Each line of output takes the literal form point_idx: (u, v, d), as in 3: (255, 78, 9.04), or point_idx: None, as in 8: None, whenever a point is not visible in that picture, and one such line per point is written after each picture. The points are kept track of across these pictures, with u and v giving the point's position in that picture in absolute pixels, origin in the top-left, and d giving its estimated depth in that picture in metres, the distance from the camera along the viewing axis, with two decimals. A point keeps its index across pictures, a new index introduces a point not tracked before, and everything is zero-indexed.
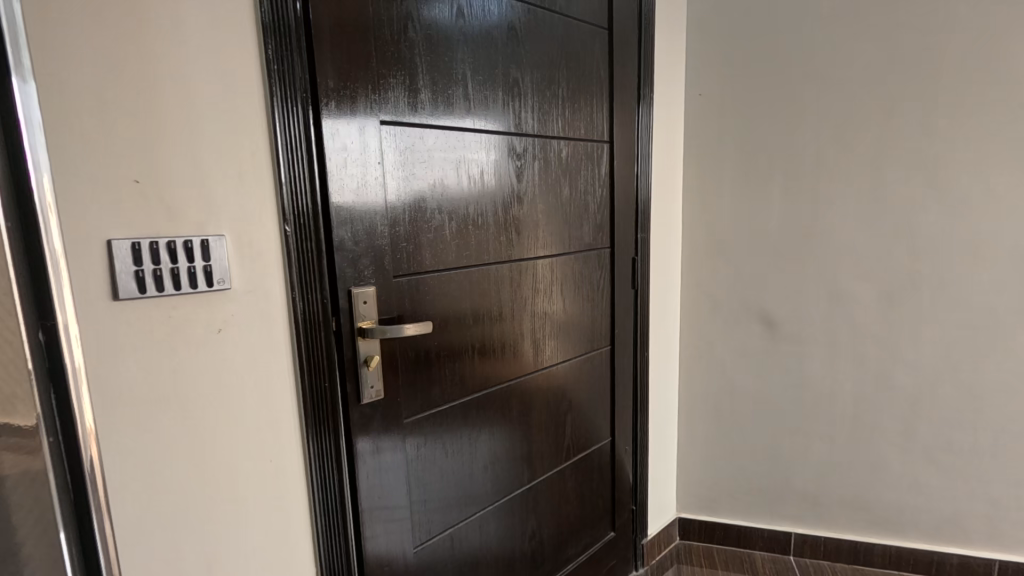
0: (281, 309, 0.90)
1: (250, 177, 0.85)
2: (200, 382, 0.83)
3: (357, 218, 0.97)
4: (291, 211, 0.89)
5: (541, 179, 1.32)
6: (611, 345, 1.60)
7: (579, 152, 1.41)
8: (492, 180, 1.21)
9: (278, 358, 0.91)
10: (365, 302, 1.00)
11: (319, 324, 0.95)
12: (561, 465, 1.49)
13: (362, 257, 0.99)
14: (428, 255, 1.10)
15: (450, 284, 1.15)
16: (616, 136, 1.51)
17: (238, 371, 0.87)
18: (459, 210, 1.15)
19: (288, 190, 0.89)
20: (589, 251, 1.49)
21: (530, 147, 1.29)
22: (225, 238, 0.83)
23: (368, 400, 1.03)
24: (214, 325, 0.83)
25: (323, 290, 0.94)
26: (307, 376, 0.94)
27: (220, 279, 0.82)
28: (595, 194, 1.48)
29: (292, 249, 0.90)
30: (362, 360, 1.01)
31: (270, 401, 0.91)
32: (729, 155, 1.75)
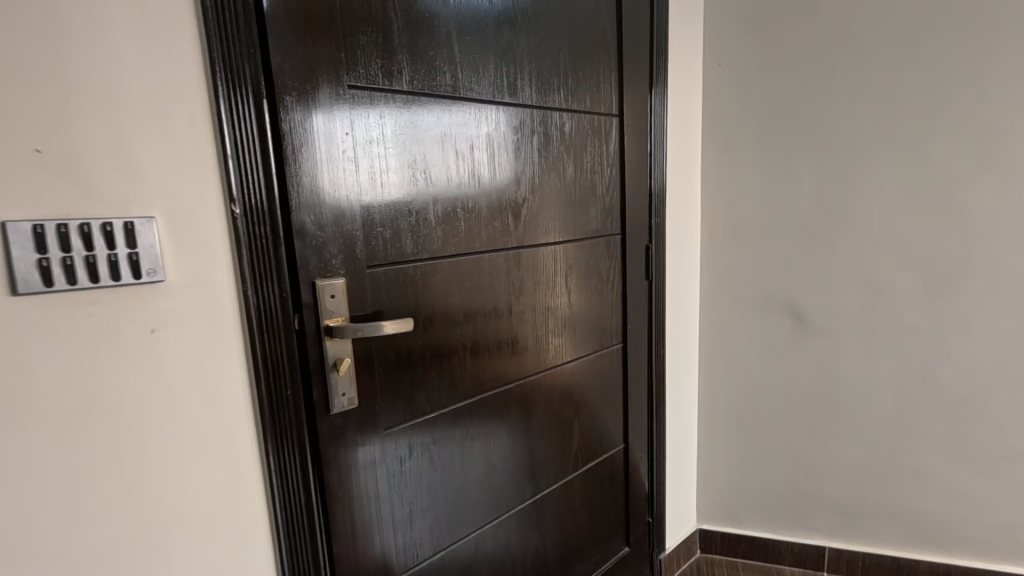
0: (231, 307, 0.78)
1: (188, 150, 0.72)
2: (133, 391, 0.70)
3: (325, 199, 0.84)
4: (239, 192, 0.76)
5: (540, 156, 1.17)
6: (622, 343, 1.45)
7: (585, 127, 1.26)
8: (483, 160, 1.06)
9: (229, 363, 0.79)
10: (333, 297, 0.86)
11: (278, 322, 0.81)
12: (568, 476, 1.35)
13: (330, 244, 0.85)
14: (410, 244, 0.97)
15: (434, 276, 1.01)
16: (627, 111, 1.35)
17: (178, 379, 0.74)
18: (445, 191, 1.01)
19: (235, 165, 0.76)
20: (597, 239, 1.34)
21: (528, 121, 1.13)
22: (156, 221, 0.70)
23: (338, 410, 0.89)
24: (145, 324, 0.70)
25: (281, 283, 0.81)
26: (264, 382, 0.81)
27: (150, 270, 0.70)
28: (604, 174, 1.32)
29: (241, 234, 0.77)
30: (331, 364, 0.87)
31: (220, 412, 0.78)
32: (752, 133, 1.58)
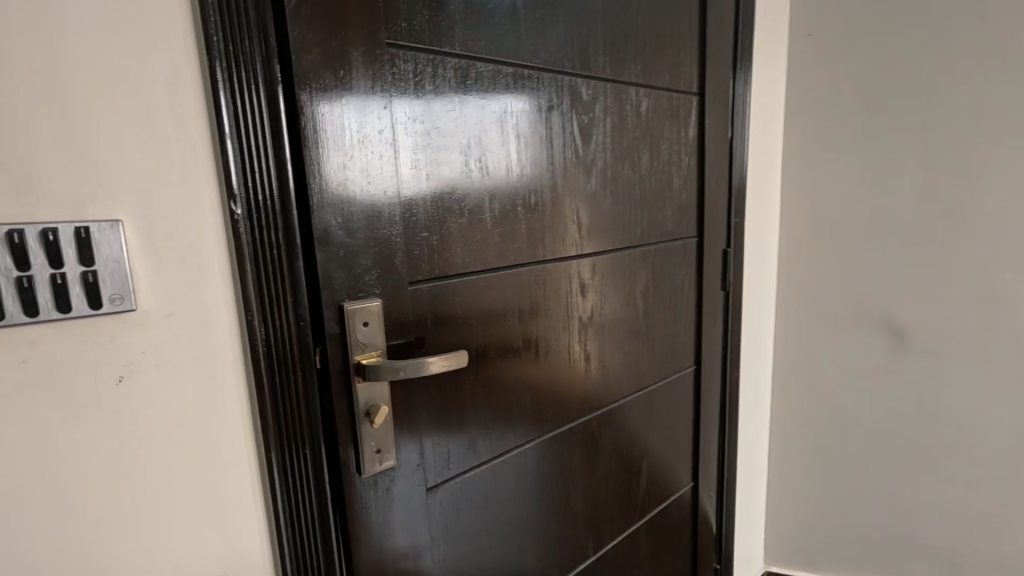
0: (231, 342, 0.57)
1: (170, 125, 0.51)
2: (95, 463, 0.51)
3: (356, 195, 0.63)
4: (242, 184, 0.55)
5: (613, 142, 0.94)
6: (695, 365, 1.23)
7: (662, 106, 1.03)
8: (549, 146, 0.85)
9: (230, 415, 0.59)
10: (365, 325, 0.65)
11: (294, 361, 0.61)
12: (634, 525, 1.14)
13: (362, 256, 0.64)
14: (462, 252, 0.75)
15: (490, 293, 0.80)
16: (708, 89, 1.12)
17: (159, 442, 0.54)
18: (504, 184, 0.79)
19: (236, 147, 0.55)
20: (672, 243, 1.11)
21: (601, 98, 0.91)
22: (124, 227, 0.49)
23: (371, 471, 0.68)
24: (111, 370, 0.50)
25: (298, 308, 0.60)
26: (275, 439, 0.61)
27: (116, 297, 0.49)
28: (681, 164, 1.09)
29: (244, 243, 0.56)
30: (362, 413, 0.67)
31: (217, 481, 0.59)
32: (846, 118, 1.34)
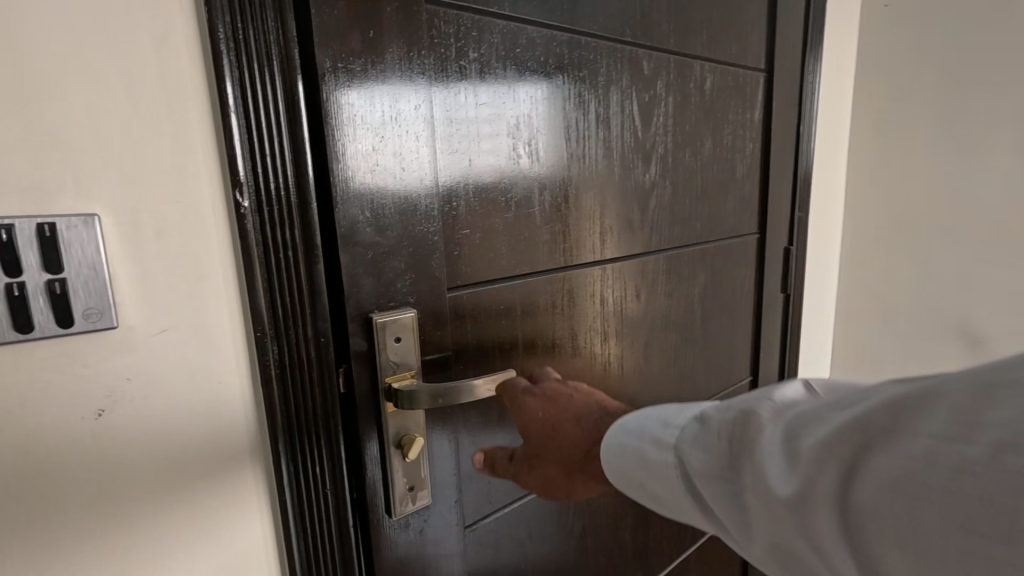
0: (238, 363, 0.47)
1: (159, 95, 0.41)
2: (74, 516, 0.41)
3: (388, 184, 0.53)
4: (250, 169, 0.45)
5: (675, 125, 0.82)
6: (752, 377, 1.11)
7: (727, 84, 0.90)
8: (607, 128, 0.73)
9: (237, 452, 0.48)
10: (398, 341, 0.55)
11: (313, 385, 0.51)
12: (685, 553, 1.03)
13: (393, 257, 0.54)
14: (507, 252, 0.64)
15: (538, 298, 0.69)
16: (777, 66, 0.99)
17: (151, 487, 0.44)
18: (555, 173, 0.68)
19: (242, 123, 0.44)
20: (733, 240, 0.98)
21: (663, 73, 0.79)
22: (102, 223, 0.39)
23: (403, 512, 0.58)
24: (90, 404, 0.41)
25: (318, 320, 0.50)
26: (291, 480, 0.51)
27: (92, 312, 0.39)
28: (745, 151, 0.97)
29: (254, 244, 0.46)
30: (392, 444, 0.56)
31: (223, 531, 0.48)
32: (925, 99, 1.18)
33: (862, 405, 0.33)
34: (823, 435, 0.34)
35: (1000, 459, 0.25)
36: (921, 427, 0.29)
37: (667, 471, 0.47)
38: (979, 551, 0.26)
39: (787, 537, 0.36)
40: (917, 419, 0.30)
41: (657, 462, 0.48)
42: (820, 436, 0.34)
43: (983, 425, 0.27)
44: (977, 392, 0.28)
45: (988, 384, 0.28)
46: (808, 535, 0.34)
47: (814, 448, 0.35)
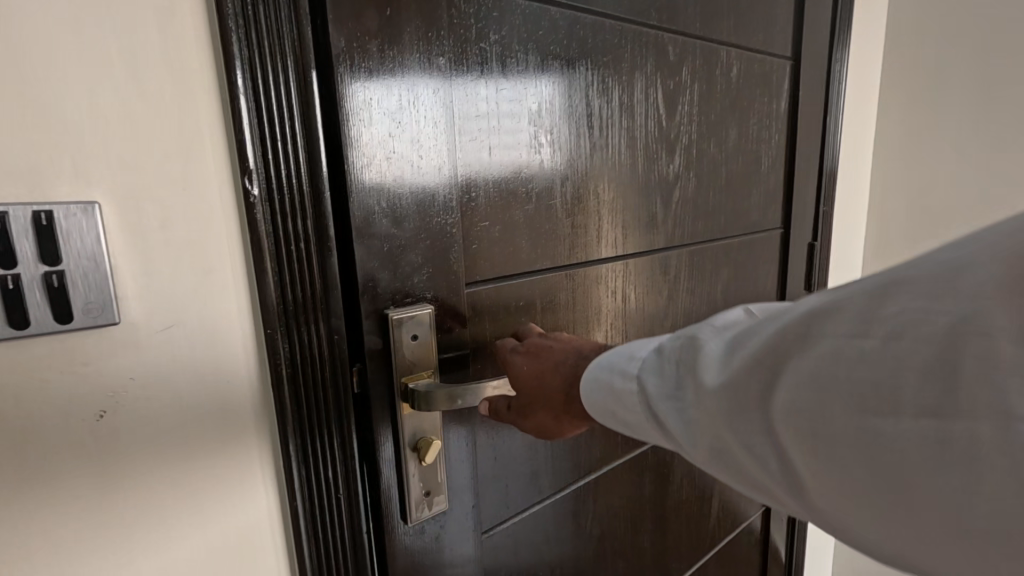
0: (248, 362, 0.45)
1: (164, 75, 0.38)
2: (75, 524, 0.39)
3: (404, 172, 0.50)
4: (261, 155, 0.42)
5: (700, 114, 0.78)
6: None
7: (753, 71, 0.86)
8: (630, 117, 0.69)
9: (247, 456, 0.46)
10: (414, 338, 0.52)
11: (326, 384, 0.48)
12: (703, 557, 1.00)
13: (409, 250, 0.51)
14: (527, 246, 0.61)
15: (559, 295, 0.66)
16: (804, 53, 0.95)
17: (156, 492, 0.42)
18: (577, 163, 0.65)
19: (251, 105, 0.41)
20: (757, 235, 0.95)
21: (689, 60, 0.75)
22: (103, 211, 0.37)
23: (419, 517, 0.55)
24: (91, 405, 0.38)
25: (331, 316, 0.47)
26: (303, 485, 0.48)
27: (91, 306, 0.37)
28: (771, 142, 0.93)
29: (264, 235, 0.43)
30: (408, 446, 0.54)
31: (231, 538, 0.46)
32: (958, 88, 1.13)
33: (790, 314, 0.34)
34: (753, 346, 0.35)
35: (897, 345, 0.28)
36: (836, 327, 0.31)
37: (626, 399, 0.45)
38: (871, 429, 0.29)
39: (728, 446, 0.37)
40: (840, 316, 0.31)
41: (615, 387, 0.45)
42: (752, 349, 0.35)
43: (883, 318, 0.29)
44: (885, 288, 0.30)
45: (884, 284, 0.30)
46: (736, 442, 0.36)
47: (744, 361, 0.35)
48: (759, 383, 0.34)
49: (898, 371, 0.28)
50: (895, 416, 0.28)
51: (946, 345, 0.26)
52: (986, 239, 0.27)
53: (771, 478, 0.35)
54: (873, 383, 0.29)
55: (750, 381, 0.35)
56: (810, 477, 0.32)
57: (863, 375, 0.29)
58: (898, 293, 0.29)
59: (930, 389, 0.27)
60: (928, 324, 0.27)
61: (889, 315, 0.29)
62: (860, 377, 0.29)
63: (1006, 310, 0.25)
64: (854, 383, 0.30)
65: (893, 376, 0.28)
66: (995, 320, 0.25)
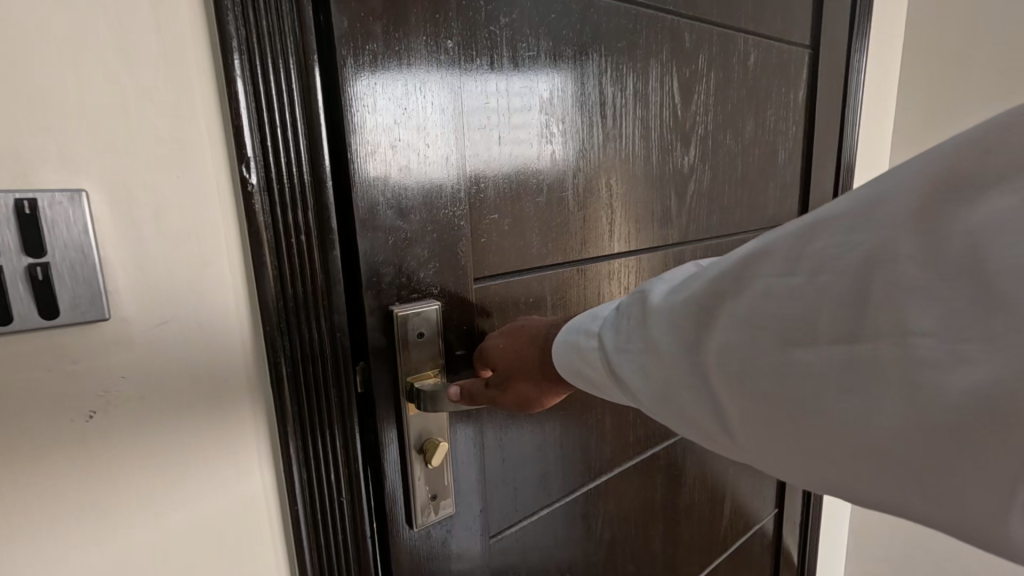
0: (246, 360, 0.43)
1: (156, 55, 0.36)
2: (67, 530, 0.37)
3: (410, 160, 0.47)
4: (259, 141, 0.40)
5: (716, 104, 0.75)
6: None
7: (770, 61, 0.83)
8: (645, 106, 0.67)
9: (246, 458, 0.44)
10: (420, 336, 0.50)
11: (328, 383, 0.46)
12: (716, 560, 0.98)
13: (415, 244, 0.49)
14: (537, 240, 0.59)
15: (571, 291, 0.64)
16: (824, 42, 0.92)
17: (151, 496, 0.40)
18: (590, 154, 0.62)
19: (248, 89, 0.39)
20: (773, 230, 0.92)
21: (705, 47, 0.72)
22: (91, 199, 0.35)
23: (425, 521, 0.54)
24: (80, 406, 0.36)
25: (334, 311, 0.45)
26: (304, 489, 0.46)
27: (78, 302, 0.35)
28: (788, 135, 0.90)
29: (263, 227, 0.41)
30: (413, 447, 0.52)
31: (230, 544, 0.44)
32: (980, 78, 1.08)
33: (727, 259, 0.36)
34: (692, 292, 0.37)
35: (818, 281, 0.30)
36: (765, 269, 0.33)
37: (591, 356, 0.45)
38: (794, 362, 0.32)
39: (672, 390, 0.39)
40: (769, 258, 0.33)
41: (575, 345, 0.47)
42: (691, 294, 0.37)
43: (806, 254, 0.31)
44: (809, 227, 0.32)
45: (811, 222, 0.32)
46: (681, 386, 0.38)
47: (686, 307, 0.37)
48: (699, 325, 0.37)
49: (817, 305, 0.30)
50: (815, 345, 0.31)
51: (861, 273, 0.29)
52: (887, 176, 0.29)
53: (711, 418, 0.38)
54: (797, 317, 0.31)
55: (692, 326, 0.37)
56: (737, 410, 0.35)
57: (787, 309, 0.32)
58: (820, 230, 0.31)
59: (843, 319, 0.29)
60: (842, 259, 0.29)
61: (811, 253, 0.31)
62: (786, 311, 0.32)
63: (912, 239, 0.27)
64: (779, 318, 0.32)
65: (813, 309, 0.31)
66: (902, 246, 0.27)
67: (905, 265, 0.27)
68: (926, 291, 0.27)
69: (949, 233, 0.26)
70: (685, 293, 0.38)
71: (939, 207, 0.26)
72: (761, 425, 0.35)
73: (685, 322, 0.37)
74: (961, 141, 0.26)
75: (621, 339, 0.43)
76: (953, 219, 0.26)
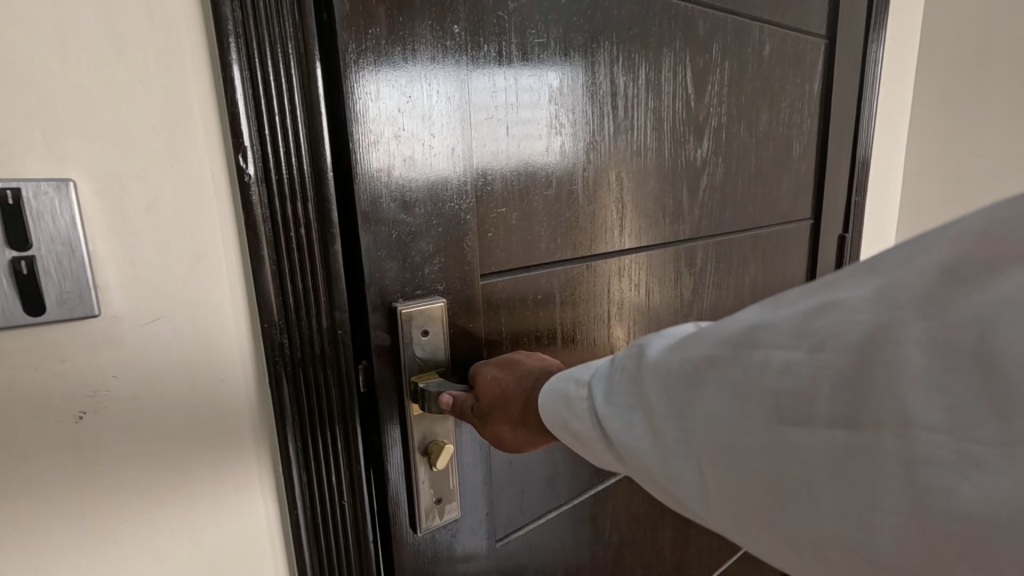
0: (244, 358, 0.41)
1: (146, 39, 0.34)
2: (57, 535, 0.35)
3: (414, 151, 0.46)
4: (256, 130, 0.38)
5: (731, 95, 0.73)
6: None
7: (786, 52, 0.81)
8: (657, 97, 0.64)
9: (243, 460, 0.42)
10: (425, 334, 0.48)
11: (329, 384, 0.44)
12: (726, 562, 0.96)
13: (421, 238, 0.47)
14: (547, 235, 0.57)
15: (580, 287, 0.62)
16: (841, 32, 0.89)
17: (144, 499, 0.38)
18: (602, 147, 0.60)
19: (245, 74, 0.37)
20: (787, 226, 0.89)
21: (719, 36, 0.70)
22: (79, 191, 0.33)
23: (429, 526, 0.52)
24: (70, 407, 0.35)
25: (336, 309, 0.44)
26: (304, 494, 0.44)
27: (67, 298, 0.33)
28: (803, 128, 0.87)
29: (261, 220, 0.39)
30: (418, 449, 0.50)
31: (228, 548, 0.43)
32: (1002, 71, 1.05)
33: (728, 328, 0.34)
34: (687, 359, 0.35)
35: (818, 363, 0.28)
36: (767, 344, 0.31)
37: (579, 409, 0.43)
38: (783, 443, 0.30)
39: (654, 461, 0.37)
40: (770, 333, 0.31)
41: (563, 394, 0.44)
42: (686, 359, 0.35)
43: (807, 335, 0.29)
44: (815, 306, 0.29)
45: (817, 301, 0.30)
46: (663, 457, 0.36)
47: (682, 370, 0.35)
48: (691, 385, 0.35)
49: (811, 390, 0.29)
50: (810, 428, 0.29)
51: (861, 360, 0.27)
52: (896, 261, 0.27)
53: (692, 495, 0.35)
54: (790, 400, 0.29)
55: (685, 385, 0.35)
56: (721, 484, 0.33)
57: (781, 379, 0.30)
58: (830, 302, 0.29)
59: (838, 403, 0.27)
60: (841, 343, 0.27)
61: (812, 331, 0.29)
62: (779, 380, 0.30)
63: (913, 325, 0.25)
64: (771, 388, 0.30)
65: (812, 385, 0.28)
66: (906, 334, 0.25)
67: (907, 337, 0.25)
68: (925, 383, 0.24)
69: (951, 320, 0.24)
70: (685, 350, 0.36)
71: (945, 292, 0.24)
72: (751, 511, 0.32)
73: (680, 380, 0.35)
74: (961, 234, 0.24)
75: (614, 391, 0.40)
76: (953, 304, 0.24)
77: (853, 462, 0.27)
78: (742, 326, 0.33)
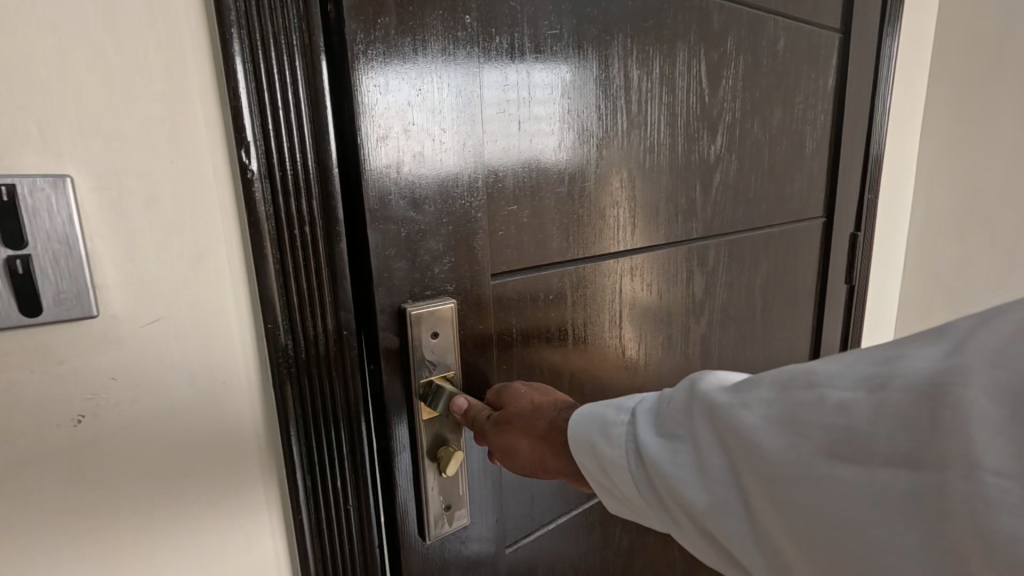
0: (247, 361, 0.40)
1: (146, 28, 0.32)
2: (54, 542, 0.34)
3: (424, 147, 0.44)
4: (259, 124, 0.36)
5: (744, 90, 0.71)
6: None
7: (801, 45, 0.79)
8: (671, 91, 0.63)
9: (247, 466, 0.41)
10: (434, 336, 0.47)
11: (335, 388, 0.43)
12: None
13: (429, 237, 0.46)
14: (557, 234, 0.55)
15: (591, 288, 0.61)
16: (856, 26, 0.87)
17: (145, 505, 0.37)
18: (613, 142, 0.59)
19: (248, 66, 0.35)
20: (799, 224, 0.87)
21: (734, 29, 0.68)
22: (75, 187, 0.31)
23: (438, 534, 0.50)
24: (67, 410, 0.33)
25: (341, 310, 0.42)
26: (309, 502, 0.43)
27: (62, 297, 0.31)
28: (816, 124, 0.86)
29: (264, 218, 0.37)
30: (426, 455, 0.49)
31: (231, 555, 0.41)
32: None
33: (785, 370, 0.34)
34: (738, 392, 0.35)
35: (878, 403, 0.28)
36: (824, 384, 0.30)
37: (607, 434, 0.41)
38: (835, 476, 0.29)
39: (687, 493, 0.36)
40: (831, 374, 0.31)
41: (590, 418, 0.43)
42: (739, 392, 0.35)
43: (869, 378, 0.29)
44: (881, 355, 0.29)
45: (883, 351, 0.30)
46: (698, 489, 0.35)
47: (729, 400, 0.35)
48: (741, 423, 0.33)
49: (866, 428, 0.28)
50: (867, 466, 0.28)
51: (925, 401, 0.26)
52: (964, 323, 0.28)
53: (725, 530, 0.34)
54: (844, 437, 0.28)
55: (734, 424, 0.33)
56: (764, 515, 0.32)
57: (834, 420, 0.29)
58: (897, 353, 0.29)
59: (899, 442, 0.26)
60: (904, 384, 0.27)
61: (876, 373, 0.29)
62: (833, 420, 0.29)
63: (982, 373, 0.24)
64: (826, 428, 0.29)
65: (869, 426, 0.28)
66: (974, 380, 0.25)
67: (975, 382, 0.25)
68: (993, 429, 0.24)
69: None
70: (738, 386, 0.35)
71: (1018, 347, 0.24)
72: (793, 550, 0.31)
73: (730, 419, 0.34)
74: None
75: (654, 421, 0.40)
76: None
77: (912, 500, 0.26)
78: (801, 369, 0.33)
